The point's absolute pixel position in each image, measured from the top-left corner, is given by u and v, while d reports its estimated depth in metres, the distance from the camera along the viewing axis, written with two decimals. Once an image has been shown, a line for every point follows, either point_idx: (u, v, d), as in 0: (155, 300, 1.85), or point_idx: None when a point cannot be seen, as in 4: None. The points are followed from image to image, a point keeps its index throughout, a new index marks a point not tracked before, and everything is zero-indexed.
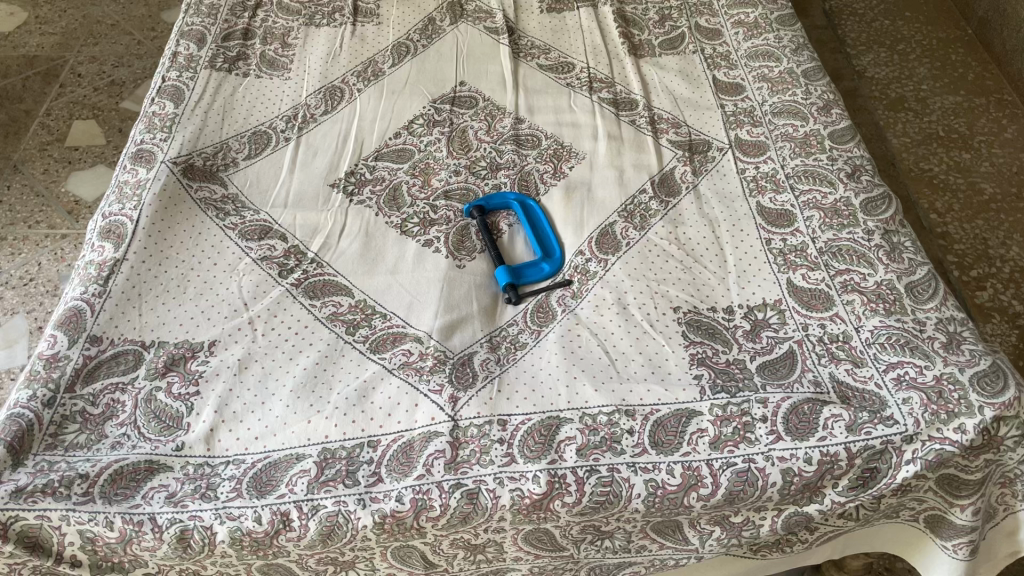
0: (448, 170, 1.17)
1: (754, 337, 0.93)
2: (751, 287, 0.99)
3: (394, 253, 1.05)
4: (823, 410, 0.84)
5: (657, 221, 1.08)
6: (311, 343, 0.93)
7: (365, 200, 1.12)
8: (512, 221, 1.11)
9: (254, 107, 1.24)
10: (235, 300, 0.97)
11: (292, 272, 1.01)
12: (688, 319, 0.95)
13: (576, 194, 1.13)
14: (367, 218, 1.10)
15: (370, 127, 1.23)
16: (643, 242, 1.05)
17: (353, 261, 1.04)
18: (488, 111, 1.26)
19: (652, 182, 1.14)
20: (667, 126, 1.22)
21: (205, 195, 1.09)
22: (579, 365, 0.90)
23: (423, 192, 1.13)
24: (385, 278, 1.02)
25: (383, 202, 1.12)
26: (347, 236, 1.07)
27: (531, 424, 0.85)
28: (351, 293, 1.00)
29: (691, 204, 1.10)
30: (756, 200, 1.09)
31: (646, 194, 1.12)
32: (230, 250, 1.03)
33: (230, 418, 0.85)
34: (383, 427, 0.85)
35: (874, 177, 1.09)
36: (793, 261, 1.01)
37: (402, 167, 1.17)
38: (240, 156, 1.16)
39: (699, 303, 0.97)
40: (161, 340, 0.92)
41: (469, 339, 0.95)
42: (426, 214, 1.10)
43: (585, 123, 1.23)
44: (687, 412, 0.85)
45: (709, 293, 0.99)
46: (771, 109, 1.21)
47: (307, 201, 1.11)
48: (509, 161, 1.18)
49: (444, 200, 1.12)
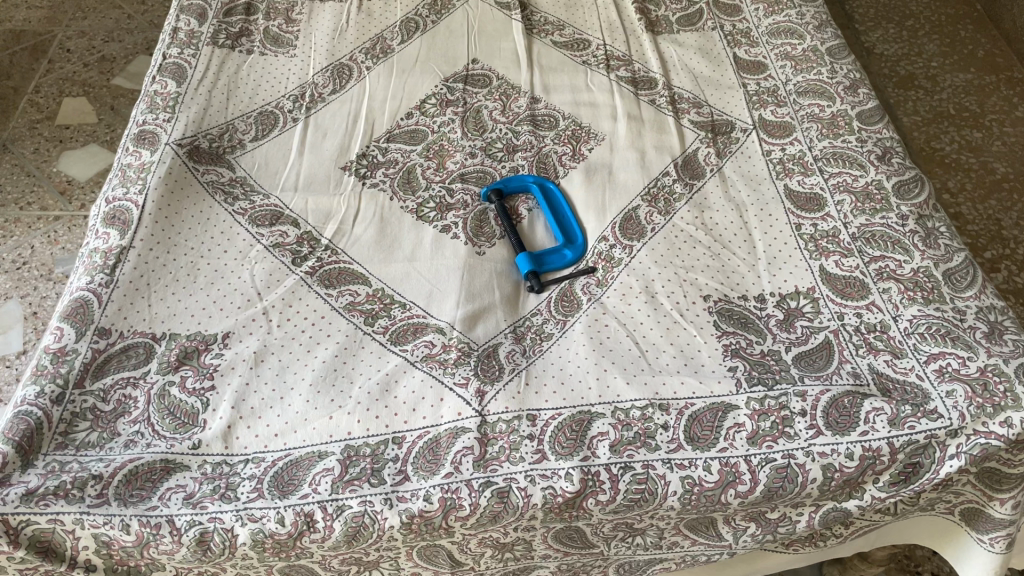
0: (463, 152, 1.13)
1: (788, 327, 0.90)
2: (782, 275, 0.96)
3: (410, 239, 1.01)
4: (864, 403, 0.82)
5: (682, 206, 1.05)
6: (329, 335, 0.90)
7: (378, 183, 1.08)
8: (531, 206, 1.07)
9: (260, 85, 1.19)
10: (248, 290, 0.93)
11: (306, 260, 0.98)
12: (720, 309, 0.92)
13: (597, 177, 1.09)
14: (382, 203, 1.06)
15: (381, 107, 1.18)
16: (669, 228, 1.02)
17: (369, 248, 1.00)
18: (502, 90, 1.21)
19: (675, 164, 1.10)
20: (688, 105, 1.18)
21: (212, 178, 1.05)
22: (609, 357, 0.87)
23: (439, 175, 1.09)
24: (402, 266, 0.98)
25: (398, 186, 1.08)
26: (362, 222, 1.03)
27: (562, 419, 0.82)
28: (368, 280, 0.96)
29: (717, 188, 1.07)
30: (783, 183, 1.06)
31: (670, 177, 1.09)
32: (240, 237, 0.99)
33: (248, 414, 0.82)
34: (408, 423, 0.82)
35: (905, 159, 1.06)
36: (825, 247, 0.97)
37: (415, 149, 1.13)
38: (247, 138, 1.12)
39: (730, 292, 0.94)
40: (173, 332, 0.88)
41: (492, 329, 0.91)
42: (442, 198, 1.07)
43: (603, 102, 1.19)
44: (723, 406, 0.83)
45: (740, 281, 0.95)
46: (795, 89, 1.18)
47: (318, 184, 1.07)
48: (526, 143, 1.14)
49: (460, 183, 1.09)
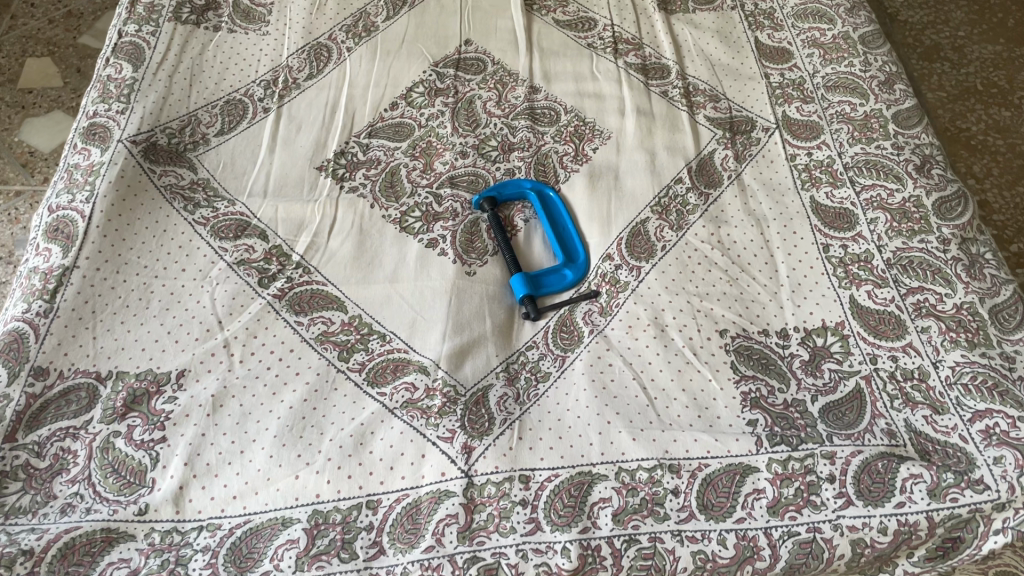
0: (453, 151, 1.01)
1: (814, 370, 0.80)
2: (807, 306, 0.86)
3: (392, 255, 0.91)
4: (900, 468, 0.72)
5: (696, 219, 0.94)
6: (297, 373, 0.80)
7: (358, 187, 0.97)
8: (529, 215, 0.96)
9: (227, 69, 1.07)
10: (207, 318, 0.83)
11: (274, 280, 0.87)
12: (737, 348, 0.82)
13: (602, 183, 0.98)
14: (361, 212, 0.94)
15: (362, 95, 1.06)
16: (681, 246, 0.91)
17: (345, 266, 0.89)
18: (498, 77, 1.09)
19: (689, 169, 0.99)
20: (704, 99, 1.07)
21: (170, 181, 0.93)
22: (613, 405, 0.77)
23: (425, 178, 0.98)
24: (382, 289, 0.87)
25: (379, 191, 0.97)
26: (337, 234, 0.92)
27: (560, 482, 0.72)
28: (343, 306, 0.86)
29: (735, 198, 0.96)
30: (810, 195, 0.95)
31: (683, 185, 0.98)
32: (200, 253, 0.88)
33: (203, 473, 0.72)
34: (385, 484, 0.72)
35: (946, 170, 0.95)
36: (856, 274, 0.87)
37: (399, 147, 1.02)
38: (211, 131, 1.00)
39: (749, 326, 0.84)
40: (120, 371, 0.78)
41: (482, 367, 0.81)
42: (429, 206, 0.95)
43: (610, 93, 1.07)
44: (741, 468, 0.73)
45: (760, 314, 0.85)
46: (824, 82, 1.06)
47: (290, 188, 0.96)
48: (524, 140, 1.03)
49: (449, 188, 0.97)
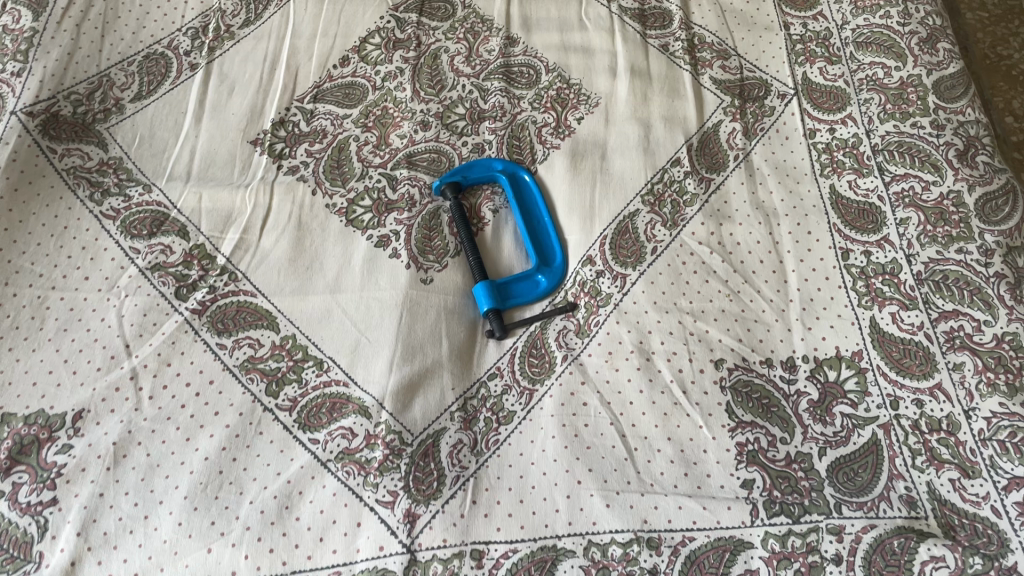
0: (412, 120, 0.86)
1: (822, 415, 0.69)
2: (820, 330, 0.73)
3: (334, 257, 0.77)
4: (919, 549, 0.60)
5: (694, 214, 0.80)
6: (217, 414, 0.68)
7: (299, 167, 0.83)
8: (499, 203, 0.82)
9: (148, 15, 0.91)
10: (112, 342, 0.70)
11: (194, 290, 0.74)
12: (735, 384, 0.70)
13: (585, 164, 0.84)
14: (300, 200, 0.80)
15: (307, 48, 0.90)
16: (675, 249, 0.78)
17: (279, 271, 0.76)
18: (469, 24, 0.93)
19: (689, 148, 0.85)
20: (711, 56, 0.91)
21: (74, 162, 0.79)
22: (585, 459, 0.66)
23: (378, 155, 0.84)
24: (321, 302, 0.75)
25: (323, 172, 0.82)
26: (272, 230, 0.78)
27: (518, 560, 0.61)
28: (275, 325, 0.73)
29: (741, 186, 0.82)
30: (830, 183, 0.81)
31: (681, 168, 0.83)
32: (107, 256, 0.75)
33: (99, 545, 0.61)
34: (312, 560, 0.61)
35: (993, 156, 0.80)
36: (879, 290, 0.74)
37: (350, 114, 0.87)
38: (126, 96, 0.85)
39: (749, 356, 0.72)
40: (6, 413, 0.66)
41: (434, 404, 0.69)
42: (381, 192, 0.82)
43: (600, 48, 0.91)
44: (732, 544, 0.62)
45: (763, 339, 0.73)
46: (853, 37, 0.90)
47: (218, 170, 0.82)
48: (496, 106, 0.87)
49: (406, 168, 0.83)
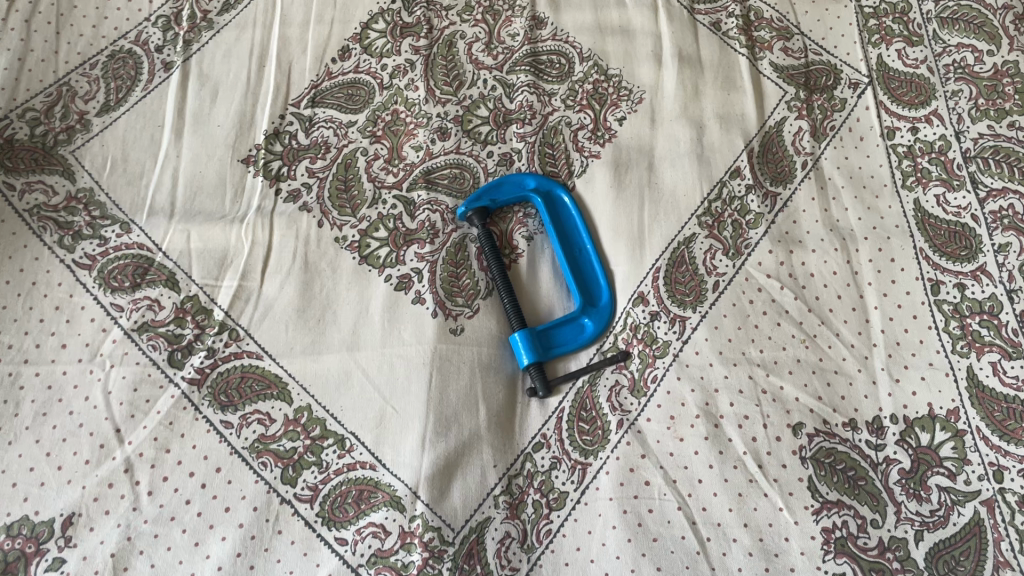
0: (428, 128, 0.74)
1: (917, 490, 0.60)
2: (910, 383, 0.64)
3: (349, 304, 0.67)
4: None
5: (760, 238, 0.69)
6: (228, 510, 0.59)
7: (300, 192, 0.71)
8: (533, 228, 0.71)
9: (110, 3, 0.78)
10: (101, 426, 0.61)
11: (190, 355, 0.64)
12: (816, 454, 0.62)
13: (631, 176, 0.72)
14: (304, 234, 0.69)
15: (302, 38, 0.78)
16: (740, 284, 0.68)
17: (286, 325, 0.66)
18: (490, 2, 0.81)
19: (750, 153, 0.73)
20: (770, 36, 0.79)
21: (38, 199, 0.68)
22: (652, 555, 0.58)
23: (392, 173, 0.73)
24: (338, 363, 0.65)
25: (329, 196, 0.71)
26: (274, 274, 0.68)
27: None
28: (286, 393, 0.64)
29: (812, 201, 0.71)
30: (914, 198, 0.71)
31: (742, 180, 0.72)
32: (85, 316, 0.64)
33: None
34: None
35: None
36: (977, 334, 0.65)
37: (356, 121, 0.75)
38: (92, 109, 0.73)
39: (831, 417, 0.63)
40: None
41: (474, 488, 0.61)
42: (398, 219, 0.71)
43: (641, 29, 0.79)
44: None
45: (845, 396, 0.64)
46: (936, 12, 0.79)
47: (206, 199, 0.70)
48: (524, 106, 0.75)
49: (425, 189, 0.72)
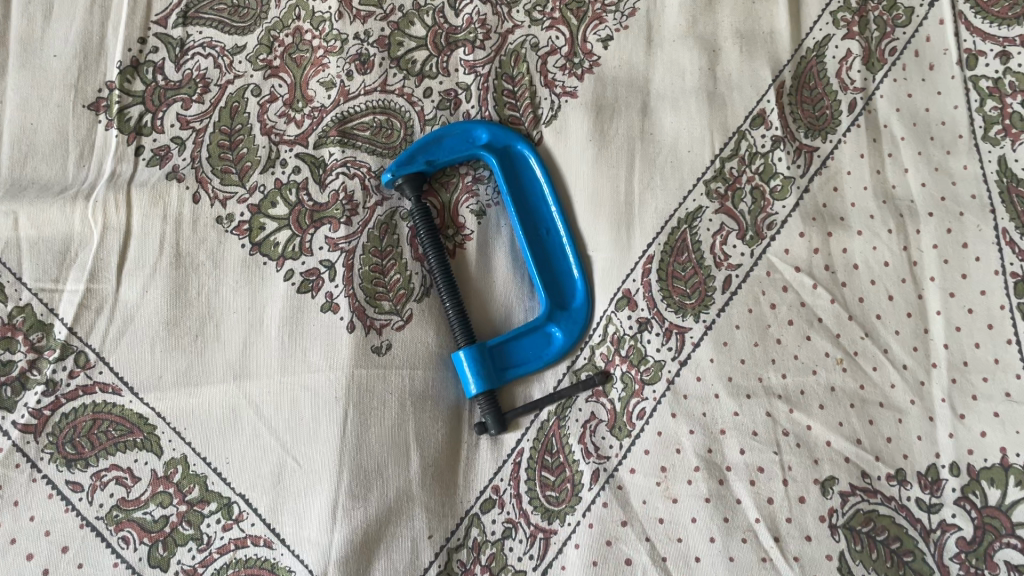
0: (342, 53, 0.55)
1: (980, 569, 0.46)
2: (979, 421, 0.48)
3: (235, 314, 0.50)
4: None
5: (789, 215, 0.52)
6: None
7: (168, 150, 0.53)
8: (485, 198, 0.53)
9: None
10: None
11: (25, 391, 0.48)
12: (850, 522, 0.47)
13: (618, 125, 0.54)
14: (174, 213, 0.52)
15: None
16: (759, 281, 0.51)
17: (152, 346, 0.50)
18: None
19: (779, 90, 0.54)
20: None
21: None
22: None
23: (294, 121, 0.54)
24: (223, 398, 0.49)
25: (207, 156, 0.53)
26: (135, 272, 0.51)
27: None
28: (154, 442, 0.48)
29: (861, 160, 0.53)
30: (999, 157, 0.52)
31: (768, 129, 0.53)
32: None
33: None
34: None
35: None
36: None
37: (243, 46, 0.55)
38: None
39: (872, 469, 0.48)
40: None
41: (400, 571, 0.46)
42: (301, 188, 0.52)
43: None
44: None
45: (891, 438, 0.48)
46: None
47: (42, 163, 0.52)
48: (473, 22, 0.56)
49: (338, 144, 0.53)
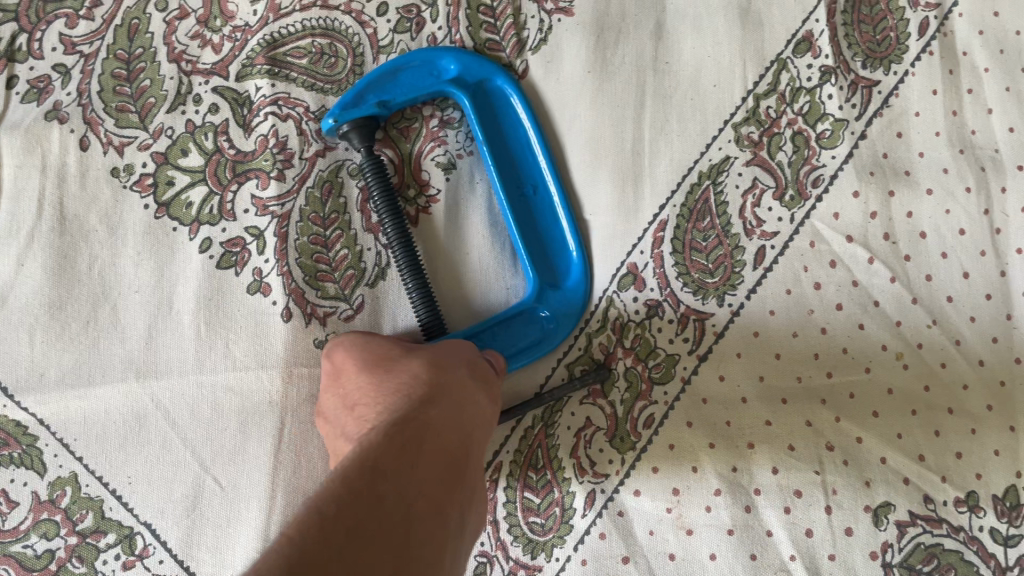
0: None
1: None
2: None
3: (138, 295, 0.40)
4: None
5: (840, 169, 0.41)
6: None
7: (49, 81, 0.41)
8: (456, 146, 0.42)
9: None
10: None
11: None
12: (907, 560, 0.37)
13: (625, 52, 0.42)
14: (56, 164, 0.40)
15: None
16: (801, 253, 0.40)
17: (31, 336, 0.39)
18: None
19: (831, 6, 0.43)
20: None
21: None
22: None
23: (211, 45, 0.42)
24: (122, 401, 0.39)
25: (99, 90, 0.41)
26: (7, 240, 0.40)
27: None
28: (34, 459, 0.38)
29: (934, 96, 0.41)
30: None
31: (816, 57, 0.42)
32: None
33: None
34: None
35: None
36: None
37: None
38: None
39: (936, 492, 0.38)
40: None
41: None
42: (220, 133, 0.41)
43: None
44: None
45: (963, 454, 0.38)
46: None
47: None
48: None
49: (267, 74, 0.42)
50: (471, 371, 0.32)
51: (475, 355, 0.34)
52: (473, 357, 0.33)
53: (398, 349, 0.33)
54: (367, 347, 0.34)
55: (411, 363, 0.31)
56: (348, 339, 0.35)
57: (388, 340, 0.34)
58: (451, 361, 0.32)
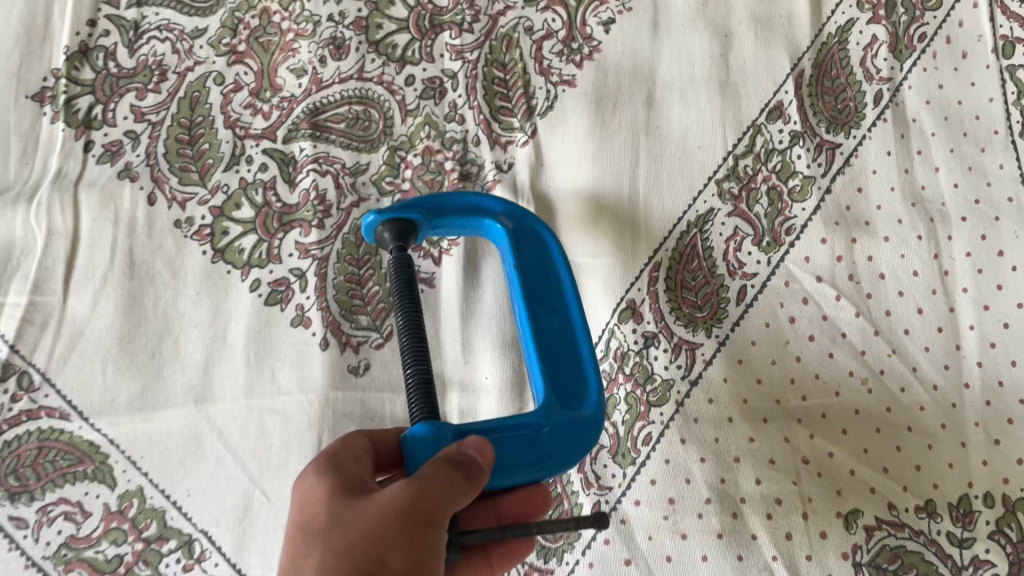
0: (318, 40, 0.50)
1: None
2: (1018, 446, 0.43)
3: (197, 331, 0.45)
4: None
5: (808, 219, 0.47)
6: None
7: (120, 145, 0.48)
8: None
9: None
10: None
11: None
12: (875, 559, 0.41)
13: (621, 118, 0.49)
14: (127, 217, 0.47)
15: None
16: (777, 291, 0.46)
17: (105, 367, 0.44)
18: None
19: (798, 80, 0.50)
20: None
21: None
22: None
23: (263, 113, 0.49)
24: (182, 423, 0.44)
25: (164, 153, 0.48)
26: (84, 282, 0.46)
27: None
28: (105, 473, 0.43)
29: (888, 156, 0.48)
30: None
31: (785, 124, 0.49)
32: None
33: None
34: None
35: None
36: None
37: (205, 28, 0.51)
38: None
39: (899, 500, 0.42)
40: None
41: None
42: (268, 188, 0.47)
43: None
44: None
45: (922, 466, 0.43)
46: None
47: None
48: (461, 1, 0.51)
49: (310, 138, 0.48)
50: (396, 525, 0.30)
51: (429, 483, 0.30)
52: (397, 525, 0.30)
53: (322, 516, 0.32)
54: (308, 495, 0.33)
55: (311, 562, 0.31)
56: (301, 480, 0.34)
57: (324, 492, 0.32)
58: (353, 552, 0.30)
